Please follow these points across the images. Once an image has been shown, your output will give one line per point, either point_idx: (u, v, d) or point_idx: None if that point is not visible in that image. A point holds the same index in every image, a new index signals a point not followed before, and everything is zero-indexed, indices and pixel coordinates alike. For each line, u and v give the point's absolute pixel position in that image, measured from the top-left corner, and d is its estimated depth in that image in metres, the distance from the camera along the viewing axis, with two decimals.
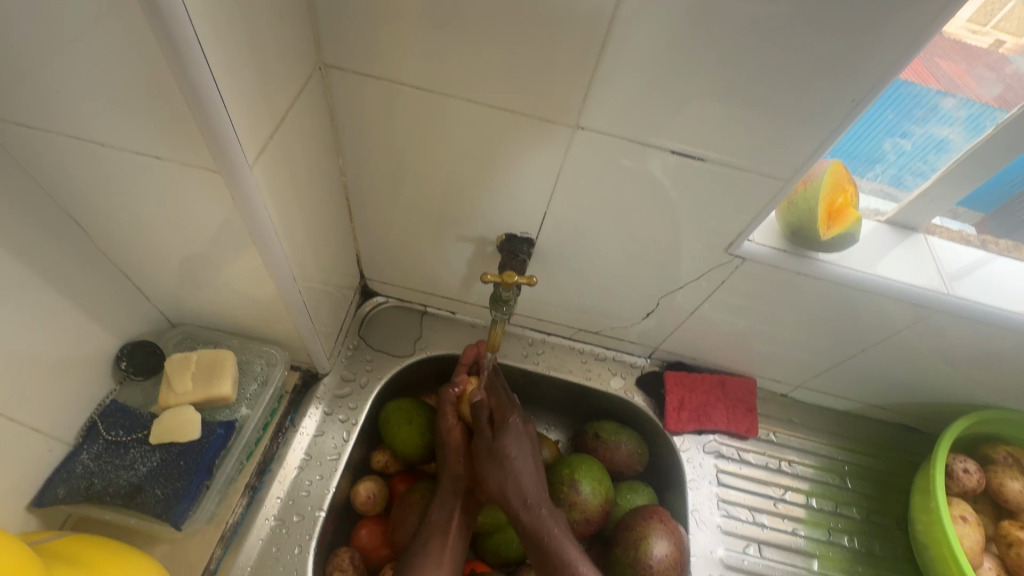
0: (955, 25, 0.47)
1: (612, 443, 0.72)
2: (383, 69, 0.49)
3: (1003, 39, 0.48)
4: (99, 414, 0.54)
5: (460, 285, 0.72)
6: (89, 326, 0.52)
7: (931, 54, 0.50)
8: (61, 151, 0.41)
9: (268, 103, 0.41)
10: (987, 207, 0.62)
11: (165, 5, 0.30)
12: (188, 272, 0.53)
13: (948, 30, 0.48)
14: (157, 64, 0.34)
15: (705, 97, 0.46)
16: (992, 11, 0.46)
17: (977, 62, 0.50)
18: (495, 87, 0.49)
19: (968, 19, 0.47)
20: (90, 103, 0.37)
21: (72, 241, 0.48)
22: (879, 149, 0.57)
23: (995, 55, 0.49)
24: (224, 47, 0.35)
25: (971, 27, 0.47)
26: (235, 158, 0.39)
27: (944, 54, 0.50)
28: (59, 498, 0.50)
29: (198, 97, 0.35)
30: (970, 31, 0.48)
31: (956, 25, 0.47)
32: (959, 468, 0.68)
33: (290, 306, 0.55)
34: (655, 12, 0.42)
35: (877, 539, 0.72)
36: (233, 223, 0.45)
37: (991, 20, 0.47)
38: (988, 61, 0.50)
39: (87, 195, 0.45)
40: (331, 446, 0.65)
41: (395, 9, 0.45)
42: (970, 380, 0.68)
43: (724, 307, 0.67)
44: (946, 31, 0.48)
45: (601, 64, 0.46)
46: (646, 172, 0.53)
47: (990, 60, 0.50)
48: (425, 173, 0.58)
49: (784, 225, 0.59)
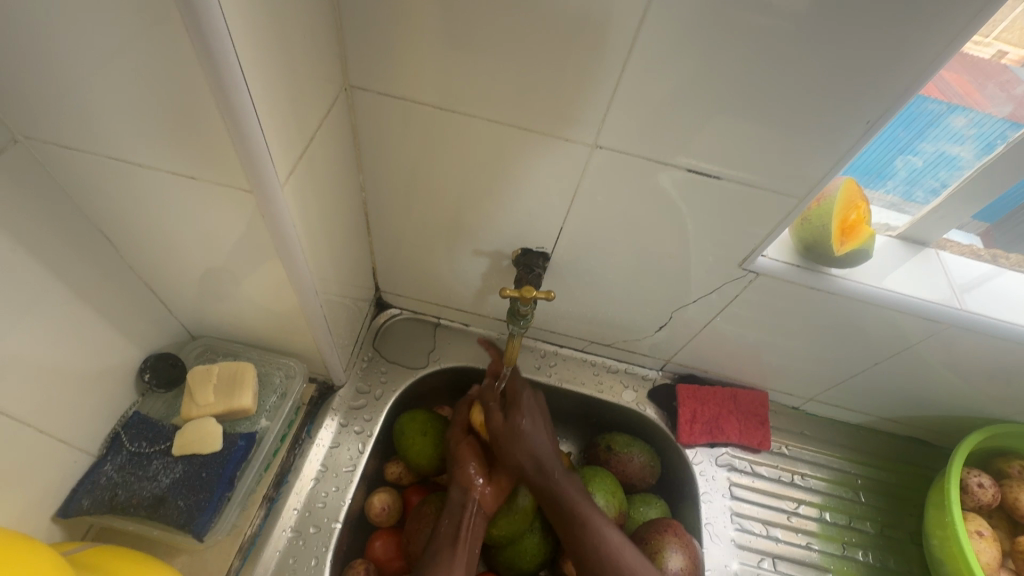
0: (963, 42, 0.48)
1: (624, 455, 0.72)
2: (406, 89, 0.51)
3: (1005, 50, 0.50)
4: (122, 425, 0.55)
5: (474, 297, 0.73)
6: (115, 338, 0.53)
7: (941, 71, 0.50)
8: (97, 170, 0.43)
9: (298, 124, 0.43)
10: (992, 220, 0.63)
11: (211, 34, 0.32)
12: (212, 285, 0.54)
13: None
14: (197, 87, 0.35)
15: (721, 116, 0.47)
16: (995, 22, 0.47)
17: (984, 76, 0.52)
18: (515, 106, 0.50)
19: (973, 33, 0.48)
20: (129, 124, 0.38)
21: (101, 256, 0.49)
22: (890, 165, 0.58)
23: (1001, 70, 0.51)
24: (261, 73, 0.36)
25: (974, 38, 0.49)
26: (266, 177, 0.40)
27: (952, 68, 0.51)
28: (83, 508, 0.50)
29: (236, 119, 0.36)
30: (973, 43, 0.49)
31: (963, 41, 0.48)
32: (973, 482, 0.68)
33: (311, 319, 0.56)
34: (673, 36, 0.43)
35: (891, 553, 0.71)
36: (259, 239, 0.46)
37: (993, 31, 0.48)
38: (998, 77, 0.51)
39: (118, 211, 0.46)
40: (347, 458, 0.66)
41: (421, 33, 0.46)
42: (983, 395, 0.68)
43: (737, 320, 0.67)
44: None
45: (620, 84, 0.47)
46: (661, 189, 0.54)
47: (996, 74, 0.51)
48: (443, 189, 0.59)
49: (797, 240, 0.59)
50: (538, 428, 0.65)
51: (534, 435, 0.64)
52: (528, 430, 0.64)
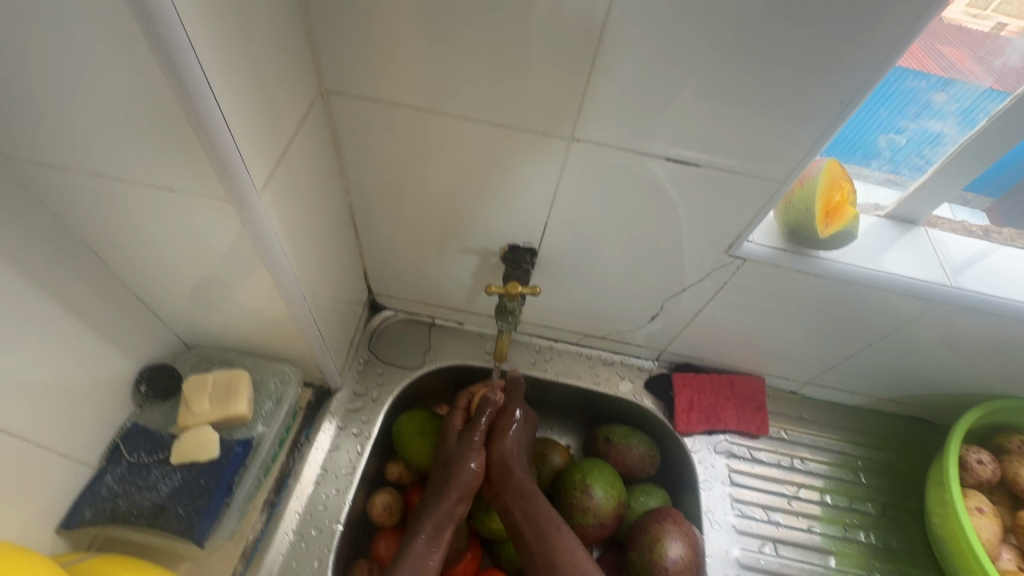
0: (955, 10, 0.47)
1: (623, 446, 0.72)
2: (382, 93, 0.51)
3: (1002, 22, 0.48)
4: (121, 437, 0.56)
5: (466, 296, 0.73)
6: (109, 352, 0.54)
7: (933, 40, 0.49)
8: (79, 187, 0.43)
9: (272, 132, 0.43)
10: (994, 194, 0.64)
11: (174, 49, 0.32)
12: (202, 296, 0.54)
13: (947, 15, 0.47)
14: (166, 101, 0.35)
15: (695, 105, 0.48)
16: None
17: (977, 46, 0.50)
18: (491, 106, 0.50)
19: (967, 3, 0.47)
20: (104, 140, 0.39)
21: (90, 271, 0.50)
22: (874, 145, 0.58)
23: (997, 39, 0.49)
24: (229, 85, 0.37)
25: (970, 11, 0.47)
26: (243, 186, 0.41)
27: (947, 39, 0.49)
28: (86, 519, 0.51)
29: (206, 130, 0.36)
30: (970, 15, 0.48)
31: (956, 9, 0.47)
32: (973, 459, 0.68)
33: (301, 324, 0.57)
34: (639, 27, 0.43)
35: (893, 533, 0.71)
36: (244, 248, 0.47)
37: (990, 3, 0.47)
38: (987, 47, 0.50)
39: (104, 227, 0.47)
40: (346, 460, 0.66)
41: (392, 36, 0.47)
42: (981, 370, 0.68)
43: (728, 306, 0.67)
44: (946, 16, 0.47)
45: (593, 77, 0.47)
46: (643, 180, 0.55)
47: (989, 44, 0.50)
48: (428, 189, 0.59)
49: (782, 224, 0.59)
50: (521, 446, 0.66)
51: (516, 450, 0.66)
52: (514, 443, 0.66)
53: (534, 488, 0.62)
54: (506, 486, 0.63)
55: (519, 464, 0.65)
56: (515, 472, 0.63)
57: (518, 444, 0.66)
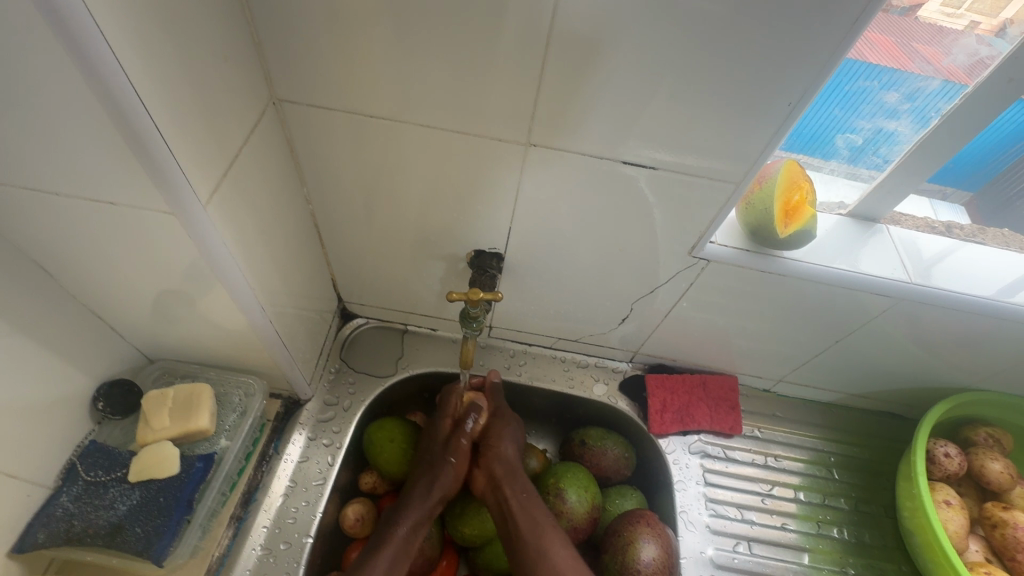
0: (930, 8, 0.48)
1: (598, 449, 0.72)
2: (337, 101, 0.50)
3: (977, 21, 0.48)
4: (79, 455, 0.54)
5: (437, 302, 0.73)
6: (62, 370, 0.52)
7: (909, 39, 0.49)
8: (19, 204, 0.42)
9: (217, 142, 0.42)
10: (974, 186, 0.63)
11: (98, 61, 0.32)
12: (159, 309, 0.53)
13: (921, 14, 0.48)
14: (96, 114, 0.34)
15: (649, 108, 0.48)
16: None
17: (954, 47, 0.50)
18: (447, 112, 0.50)
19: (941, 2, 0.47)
20: (39, 156, 0.38)
21: (40, 288, 0.49)
22: (831, 143, 0.58)
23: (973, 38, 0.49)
24: (162, 96, 0.36)
25: (945, 10, 0.48)
26: (185, 199, 0.40)
27: (923, 38, 0.50)
28: (39, 542, 0.50)
29: (140, 142, 0.36)
30: (944, 15, 0.48)
31: (930, 9, 0.48)
32: (940, 452, 0.69)
33: (262, 335, 0.56)
34: (587, 32, 0.43)
35: (866, 528, 0.72)
36: (195, 260, 0.46)
37: (963, 2, 0.48)
38: (960, 45, 0.50)
39: (51, 243, 0.46)
40: (316, 471, 0.65)
41: (342, 42, 0.46)
42: (947, 364, 0.69)
43: (697, 307, 0.68)
44: (921, 16, 0.48)
45: (544, 81, 0.47)
46: (604, 183, 0.55)
47: (965, 43, 0.49)
48: (391, 196, 0.59)
49: (743, 225, 0.60)
50: (517, 445, 0.68)
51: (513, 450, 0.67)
52: (510, 441, 0.67)
53: (532, 487, 0.63)
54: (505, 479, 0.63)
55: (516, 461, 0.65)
56: (514, 470, 0.64)
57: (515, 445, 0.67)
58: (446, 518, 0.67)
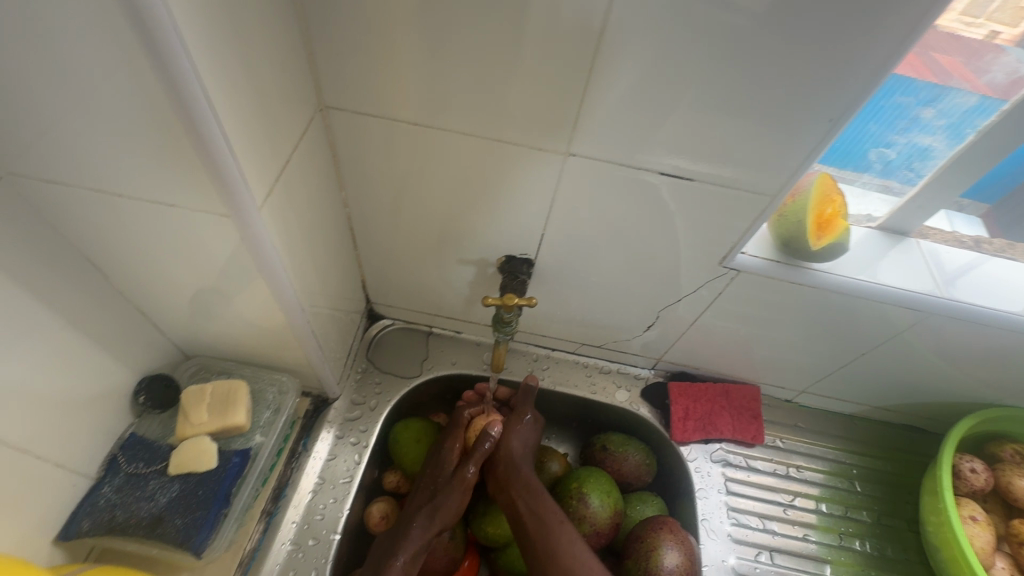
0: (950, 17, 0.46)
1: (620, 455, 0.72)
2: (380, 108, 0.52)
3: (996, 31, 0.47)
4: (119, 448, 0.56)
5: (464, 305, 0.74)
6: (108, 364, 0.54)
7: (926, 48, 0.48)
8: (80, 203, 0.44)
9: (271, 148, 0.44)
10: (990, 200, 0.63)
11: (176, 71, 0.33)
12: (202, 306, 0.55)
13: (942, 23, 0.46)
14: (169, 121, 0.36)
15: (688, 121, 0.48)
16: (984, 3, 0.45)
17: (977, 60, 0.49)
18: (488, 121, 0.51)
19: (962, 11, 0.46)
20: (106, 158, 0.39)
21: (92, 284, 0.50)
22: (865, 158, 0.59)
23: (993, 49, 0.48)
24: (228, 104, 0.37)
25: (965, 19, 0.46)
26: (243, 203, 0.42)
27: (942, 48, 0.49)
28: (83, 530, 0.52)
29: (206, 147, 0.37)
30: (965, 24, 0.47)
31: (950, 17, 0.46)
32: (966, 467, 0.69)
33: (299, 335, 0.57)
34: (634, 45, 0.44)
35: (888, 542, 0.72)
36: (243, 260, 0.47)
37: (984, 11, 0.46)
38: (981, 56, 0.49)
39: (105, 241, 0.47)
40: (344, 469, 0.66)
41: (390, 52, 0.47)
42: (975, 380, 0.68)
43: (724, 315, 0.68)
44: (941, 25, 0.46)
45: (587, 92, 0.48)
46: (638, 192, 0.55)
47: (987, 56, 0.49)
48: (427, 201, 0.60)
49: (775, 236, 0.60)
50: (527, 447, 0.67)
51: (522, 452, 0.67)
52: (520, 444, 0.67)
53: (539, 485, 0.63)
54: (512, 481, 0.63)
55: (525, 463, 0.65)
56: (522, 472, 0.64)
57: (525, 444, 0.67)
58: (471, 518, 0.68)
